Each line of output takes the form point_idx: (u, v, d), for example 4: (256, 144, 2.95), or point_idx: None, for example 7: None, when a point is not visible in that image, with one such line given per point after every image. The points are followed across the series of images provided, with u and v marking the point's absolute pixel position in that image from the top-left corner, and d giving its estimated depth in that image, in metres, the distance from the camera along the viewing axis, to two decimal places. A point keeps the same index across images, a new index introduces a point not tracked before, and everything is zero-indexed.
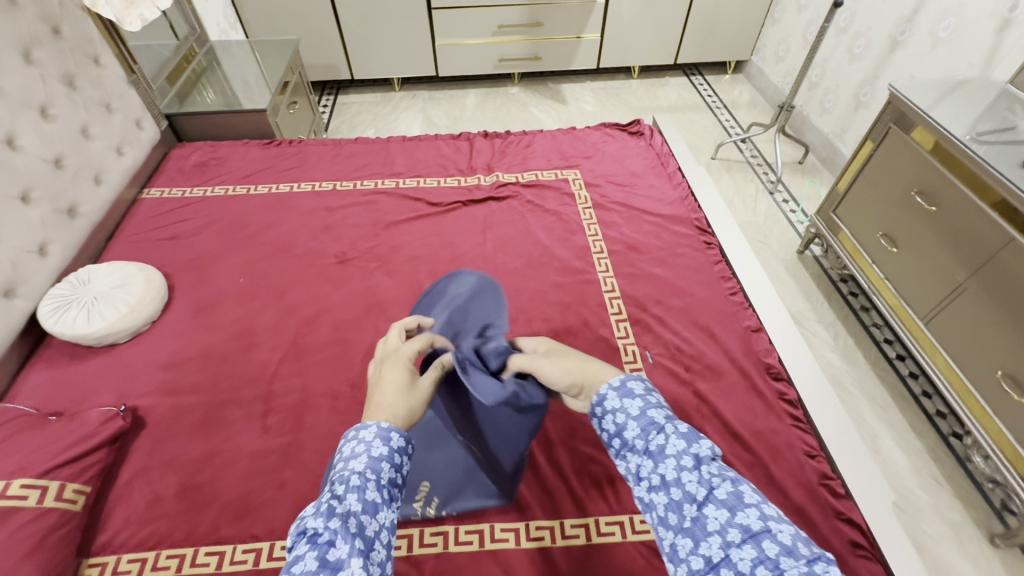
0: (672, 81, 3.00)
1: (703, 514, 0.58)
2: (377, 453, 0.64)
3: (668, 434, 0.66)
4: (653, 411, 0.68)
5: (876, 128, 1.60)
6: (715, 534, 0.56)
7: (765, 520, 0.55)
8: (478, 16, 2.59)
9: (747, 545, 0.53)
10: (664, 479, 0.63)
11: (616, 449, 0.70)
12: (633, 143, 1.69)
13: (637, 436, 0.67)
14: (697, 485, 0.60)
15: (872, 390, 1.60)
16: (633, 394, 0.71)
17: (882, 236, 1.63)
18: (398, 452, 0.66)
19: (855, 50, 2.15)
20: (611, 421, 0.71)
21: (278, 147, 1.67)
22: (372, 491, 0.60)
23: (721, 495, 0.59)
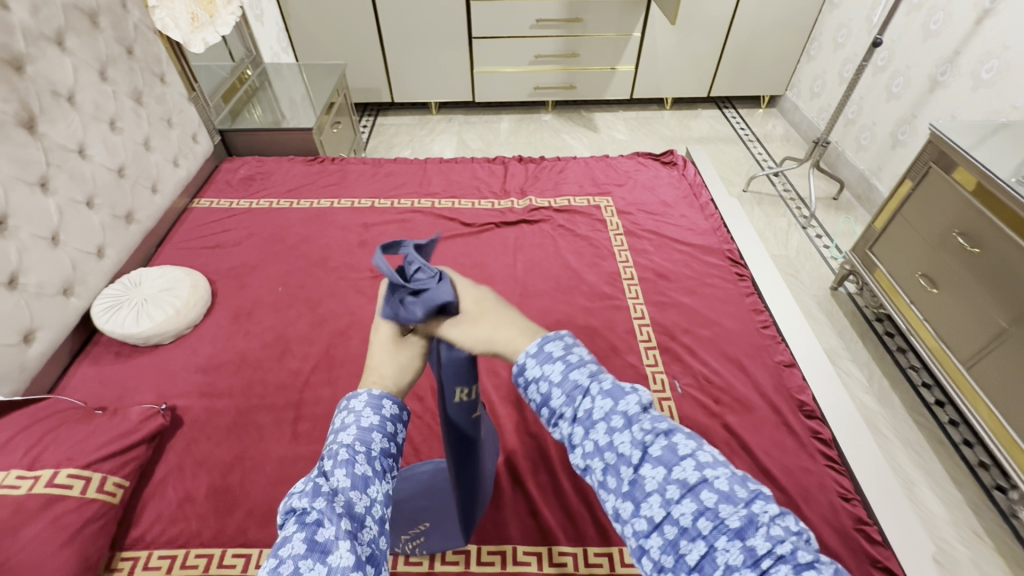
0: (705, 113, 3.02)
1: (641, 476, 0.49)
2: (366, 424, 0.60)
3: (594, 396, 0.54)
4: (576, 373, 0.56)
5: (915, 167, 1.58)
6: (653, 494, 0.48)
7: (701, 470, 0.48)
8: (516, 46, 2.68)
9: (687, 499, 0.47)
10: (596, 446, 0.52)
11: (545, 419, 0.57)
12: (665, 173, 1.71)
13: (563, 405, 0.55)
14: (630, 445, 0.51)
15: (909, 436, 1.54)
16: (553, 358, 0.57)
17: (921, 276, 1.59)
18: (391, 421, 0.62)
19: (893, 89, 2.13)
20: (534, 390, 0.56)
21: (320, 164, 1.74)
22: (361, 465, 0.56)
23: (656, 452, 0.50)
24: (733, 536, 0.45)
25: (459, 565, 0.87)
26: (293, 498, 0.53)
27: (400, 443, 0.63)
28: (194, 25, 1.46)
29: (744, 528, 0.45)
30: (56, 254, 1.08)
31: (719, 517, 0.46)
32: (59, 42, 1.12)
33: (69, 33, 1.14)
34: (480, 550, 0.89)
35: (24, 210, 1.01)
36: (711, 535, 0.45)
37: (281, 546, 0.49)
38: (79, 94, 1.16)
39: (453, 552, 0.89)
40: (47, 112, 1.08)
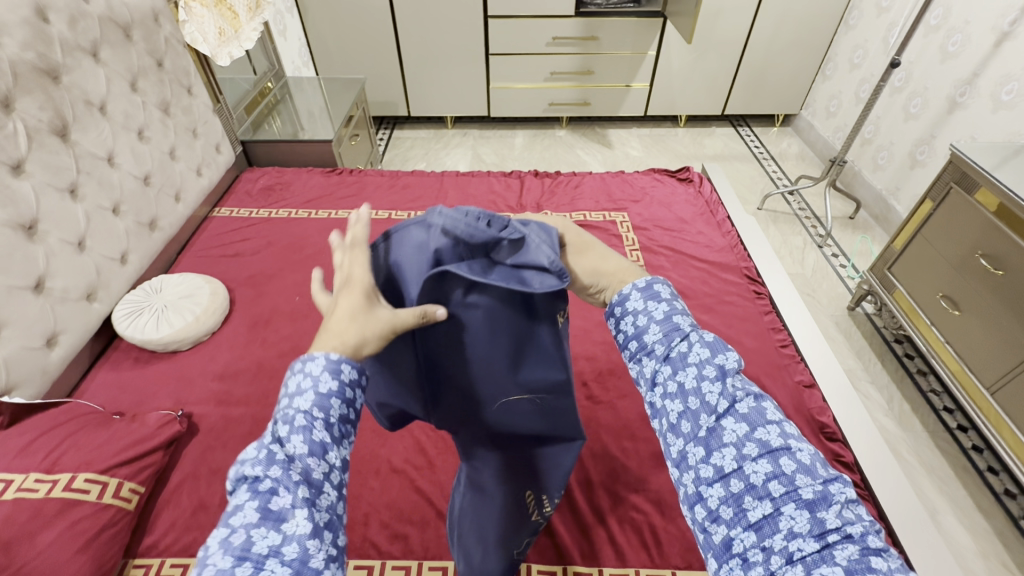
0: (719, 130, 3.03)
1: (721, 426, 0.50)
2: (325, 389, 0.50)
3: (693, 343, 0.55)
4: (678, 317, 0.57)
5: (936, 187, 1.56)
6: (729, 446, 0.49)
7: (786, 438, 0.48)
8: (532, 62, 2.71)
9: (763, 460, 0.47)
10: (681, 387, 0.53)
11: (630, 353, 0.59)
12: (682, 190, 1.71)
13: (658, 342, 0.56)
14: (717, 394, 0.51)
15: (931, 462, 1.50)
16: (659, 298, 0.59)
17: (942, 297, 1.56)
18: (351, 386, 0.52)
19: (910, 109, 2.13)
20: (631, 322, 0.59)
21: (339, 176, 1.77)
22: (319, 432, 0.49)
23: (743, 409, 0.50)
24: (803, 506, 0.45)
25: None
26: (244, 465, 0.48)
27: (363, 405, 0.54)
28: (221, 39, 1.48)
29: (815, 503, 0.45)
30: (82, 260, 1.10)
31: (793, 484, 0.45)
32: (94, 54, 1.16)
33: (104, 45, 1.18)
34: None
35: (53, 215, 1.03)
36: (780, 498, 0.45)
37: (232, 514, 0.45)
38: (110, 104, 1.19)
39: None
40: (79, 121, 1.10)
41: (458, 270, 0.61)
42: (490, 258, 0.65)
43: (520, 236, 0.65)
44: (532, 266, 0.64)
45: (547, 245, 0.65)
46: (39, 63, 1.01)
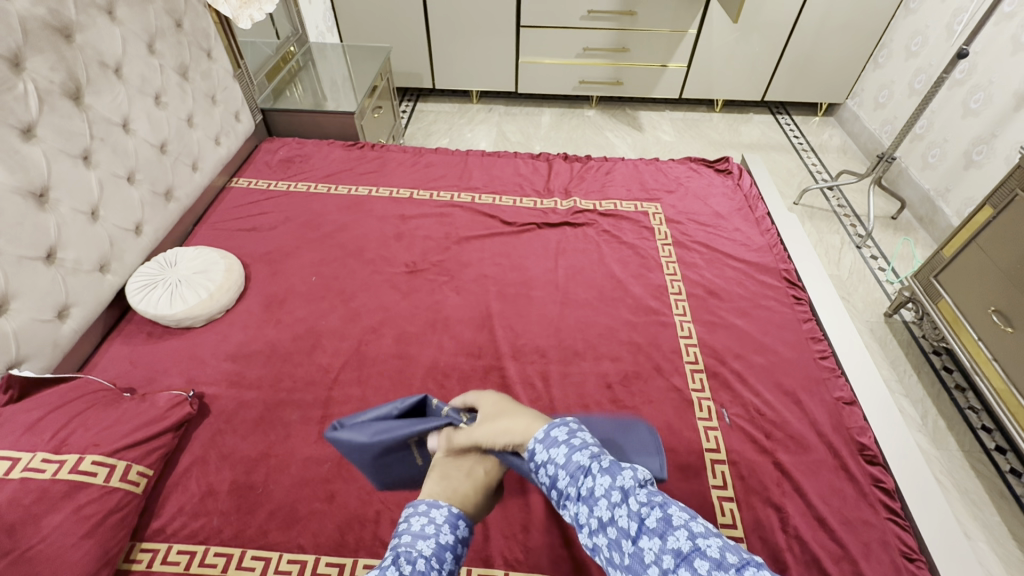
0: (757, 117, 2.88)
1: (639, 548, 0.58)
2: (443, 539, 0.67)
3: (595, 475, 0.66)
4: (578, 455, 0.69)
5: (999, 193, 1.44)
6: (652, 564, 0.57)
7: (693, 540, 0.57)
8: (565, 37, 2.59)
9: (682, 567, 0.56)
10: (600, 521, 0.62)
11: (556, 500, 0.69)
12: (719, 182, 1.61)
13: (569, 484, 0.67)
14: (627, 518, 0.61)
15: (965, 484, 1.43)
16: (556, 442, 0.71)
17: (994, 312, 1.46)
18: (461, 542, 0.69)
19: (971, 105, 1.98)
20: (546, 473, 0.70)
21: (360, 150, 1.70)
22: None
23: (651, 523, 0.59)
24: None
25: None
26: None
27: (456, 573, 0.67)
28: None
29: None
30: (95, 230, 1.06)
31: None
32: (109, 12, 1.10)
33: (120, 3, 1.11)
34: None
35: (65, 183, 0.99)
36: None
37: None
38: (126, 67, 1.14)
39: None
40: (93, 83, 1.05)
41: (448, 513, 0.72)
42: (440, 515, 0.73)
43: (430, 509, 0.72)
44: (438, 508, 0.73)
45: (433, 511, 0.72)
46: (50, 20, 0.95)
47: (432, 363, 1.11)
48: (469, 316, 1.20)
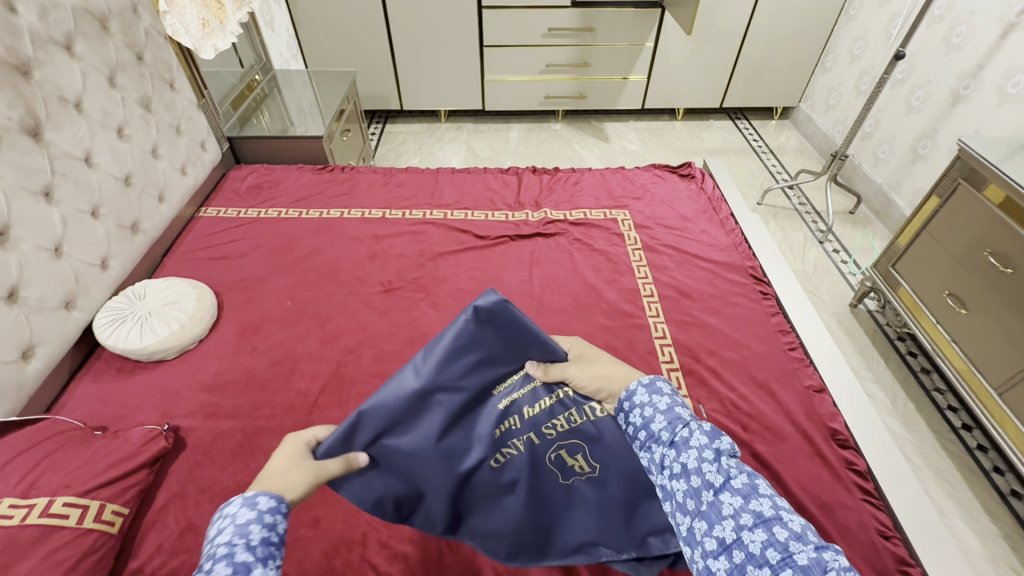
0: (717, 123, 2.99)
1: (719, 500, 0.60)
2: (242, 520, 0.57)
3: (693, 430, 0.67)
4: (679, 409, 0.70)
5: (943, 183, 1.53)
6: (728, 518, 0.58)
7: (776, 510, 0.57)
8: (528, 55, 2.66)
9: (759, 529, 0.56)
10: (685, 467, 0.64)
11: (642, 441, 0.71)
12: (683, 186, 1.66)
13: (664, 429, 0.69)
14: (715, 472, 0.62)
15: (937, 463, 1.48)
16: (660, 392, 0.73)
17: (949, 296, 1.53)
18: (271, 512, 0.59)
19: (912, 102, 2.11)
20: (639, 414, 0.72)
21: (331, 173, 1.71)
22: (243, 552, 0.55)
23: (737, 484, 0.61)
24: (798, 571, 0.51)
25: None
26: None
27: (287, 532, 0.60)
28: (205, 31, 1.42)
29: (810, 568, 0.51)
30: (59, 266, 1.04)
31: (787, 551, 0.53)
32: (68, 48, 1.09)
33: (78, 38, 1.11)
34: None
35: (27, 220, 0.98)
36: (778, 564, 0.53)
37: None
38: (87, 101, 1.13)
39: None
40: (53, 119, 1.04)
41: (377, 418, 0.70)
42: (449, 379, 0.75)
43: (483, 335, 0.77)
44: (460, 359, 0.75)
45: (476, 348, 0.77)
46: (7, 57, 0.94)
47: None
48: None
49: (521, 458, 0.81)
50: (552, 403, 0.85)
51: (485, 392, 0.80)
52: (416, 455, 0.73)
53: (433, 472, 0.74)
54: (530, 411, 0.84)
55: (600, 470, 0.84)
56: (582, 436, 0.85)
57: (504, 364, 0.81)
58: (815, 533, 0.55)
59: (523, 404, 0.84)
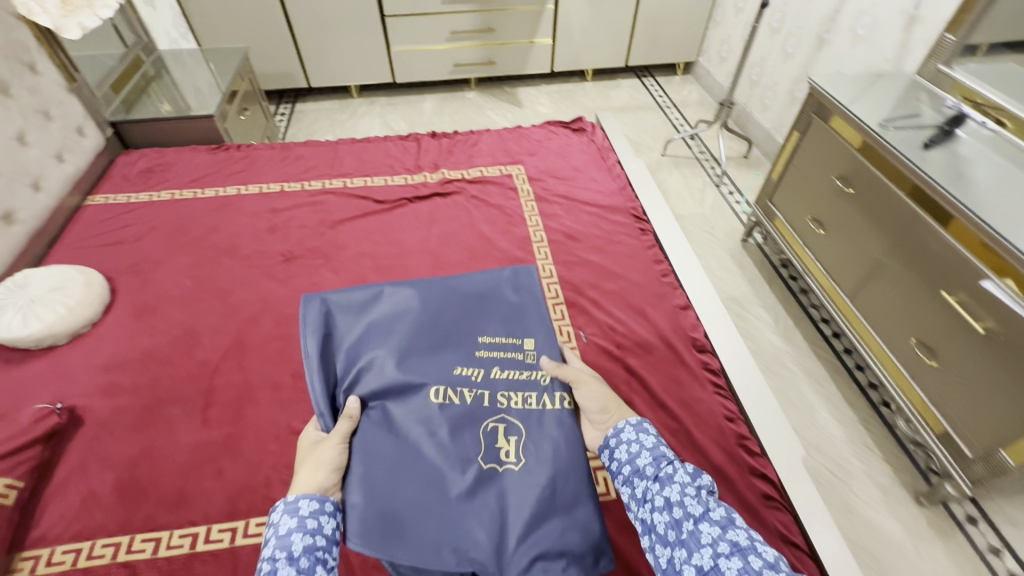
0: (625, 82, 3.10)
1: (698, 529, 0.67)
2: (284, 530, 0.70)
3: (676, 468, 0.77)
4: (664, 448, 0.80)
5: (800, 119, 1.69)
6: (706, 546, 0.65)
7: (752, 541, 0.64)
8: (431, 23, 2.66)
9: (734, 557, 0.62)
10: (668, 500, 0.72)
11: (625, 476, 0.80)
12: (575, 140, 1.76)
13: (648, 464, 0.78)
14: (696, 505, 0.70)
15: (809, 367, 1.69)
16: (647, 432, 0.83)
17: (811, 221, 1.70)
18: (311, 518, 0.73)
19: (787, 49, 2.28)
20: (625, 450, 0.82)
21: (226, 152, 1.69)
22: (285, 567, 0.66)
23: (715, 516, 0.68)
24: None
25: None
26: None
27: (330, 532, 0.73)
28: (65, 8, 1.36)
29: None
30: None
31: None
32: None
33: None
34: None
35: None
36: None
37: None
38: None
39: None
40: None
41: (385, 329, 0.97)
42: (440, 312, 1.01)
43: (495, 286, 1.10)
44: (460, 296, 1.07)
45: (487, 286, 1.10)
46: None
47: None
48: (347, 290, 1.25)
49: (458, 407, 0.89)
50: (522, 379, 0.95)
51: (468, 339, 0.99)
52: (388, 339, 0.96)
53: (383, 371, 0.91)
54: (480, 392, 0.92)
55: (523, 465, 0.84)
56: (525, 422, 0.89)
57: (482, 324, 1.02)
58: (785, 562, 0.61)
59: (493, 366, 0.96)
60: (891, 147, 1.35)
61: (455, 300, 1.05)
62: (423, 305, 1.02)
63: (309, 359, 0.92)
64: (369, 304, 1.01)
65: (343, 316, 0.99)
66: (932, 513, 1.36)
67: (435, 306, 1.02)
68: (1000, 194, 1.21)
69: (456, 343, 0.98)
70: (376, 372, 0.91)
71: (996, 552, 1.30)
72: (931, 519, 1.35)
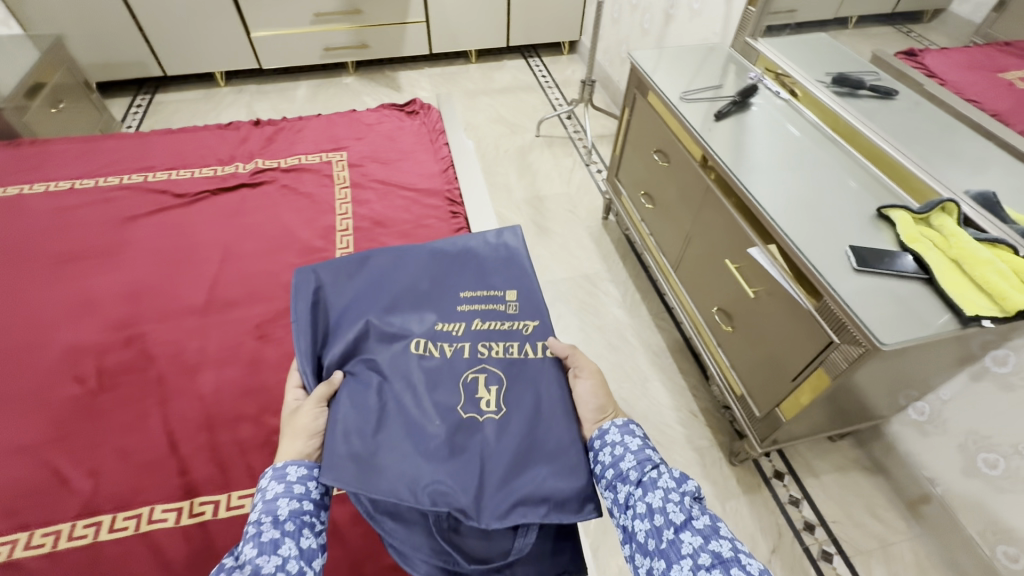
0: (510, 63, 3.06)
1: (680, 538, 0.66)
2: (272, 495, 0.72)
3: (662, 474, 0.75)
4: (649, 451, 0.78)
5: (626, 95, 1.69)
6: (687, 556, 0.64)
7: (735, 551, 0.64)
8: (291, 5, 2.52)
9: (716, 569, 0.62)
10: (650, 507, 0.70)
11: (609, 480, 0.77)
12: (408, 123, 1.71)
13: (632, 468, 0.76)
14: (680, 513, 0.68)
15: (649, 339, 1.73)
16: (633, 434, 0.81)
17: (644, 195, 1.73)
18: (301, 484, 0.74)
19: (645, 25, 2.29)
20: (609, 452, 0.79)
21: (18, 148, 1.54)
22: (269, 530, 0.67)
23: (698, 524, 0.67)
24: None
25: (88, 538, 0.83)
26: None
27: (319, 497, 0.75)
28: None
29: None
30: None
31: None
32: None
33: None
34: (115, 518, 0.85)
35: None
36: None
37: None
38: None
39: (83, 526, 0.84)
40: None
41: (370, 290, 0.97)
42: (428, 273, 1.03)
43: (480, 243, 1.09)
44: (447, 255, 1.07)
45: (477, 245, 1.09)
46: None
47: (69, 344, 1.07)
48: (119, 291, 1.17)
49: (438, 360, 0.90)
50: (504, 331, 0.96)
51: (453, 295, 0.99)
52: (374, 298, 0.97)
53: (363, 326, 0.92)
54: (463, 344, 0.93)
55: (505, 415, 0.84)
56: (505, 372, 0.90)
57: (471, 283, 1.02)
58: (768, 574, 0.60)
59: (473, 320, 0.96)
60: (684, 121, 1.37)
61: (444, 260, 1.05)
62: (414, 267, 1.03)
63: (297, 317, 0.91)
64: (358, 267, 1.00)
65: (333, 280, 0.98)
66: (742, 471, 1.43)
67: (421, 266, 1.03)
68: (770, 163, 1.25)
69: (440, 303, 0.98)
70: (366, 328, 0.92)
71: (796, 503, 1.37)
72: (740, 477, 1.41)
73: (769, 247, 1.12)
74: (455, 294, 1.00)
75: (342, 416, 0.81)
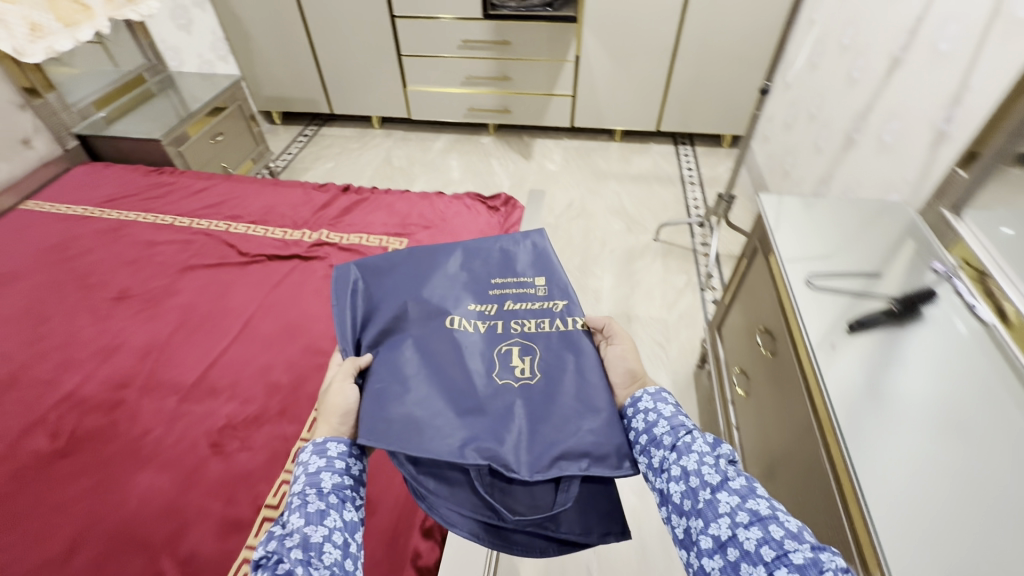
0: (656, 148, 2.77)
1: (715, 498, 0.60)
2: (313, 467, 0.66)
3: (695, 437, 0.68)
4: (683, 416, 0.71)
5: (747, 244, 1.31)
6: (724, 516, 0.58)
7: (773, 510, 0.58)
8: (446, 66, 2.61)
9: (754, 527, 0.56)
10: (685, 470, 0.64)
11: (641, 446, 0.71)
12: (484, 219, 1.56)
13: (665, 433, 0.69)
14: (715, 475, 0.63)
15: None
16: (665, 401, 0.74)
17: (739, 373, 1.32)
18: (341, 457, 0.69)
19: (820, 142, 1.84)
20: (642, 419, 0.73)
21: (160, 176, 1.77)
22: (314, 503, 0.62)
23: (735, 484, 0.61)
24: (794, 570, 0.52)
25: None
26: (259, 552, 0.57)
27: (357, 473, 0.70)
28: (34, 35, 1.57)
29: (806, 567, 0.52)
30: None
31: (783, 548, 0.54)
32: None
33: None
34: None
35: None
36: (772, 563, 0.53)
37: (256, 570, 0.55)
38: None
39: None
40: None
41: (402, 272, 0.93)
42: (460, 257, 0.96)
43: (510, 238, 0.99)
44: (476, 243, 0.99)
45: (506, 244, 0.98)
46: None
47: (71, 392, 1.11)
48: (137, 345, 1.20)
49: (473, 334, 0.85)
50: (535, 310, 0.90)
51: (484, 279, 0.93)
52: (408, 285, 0.90)
53: (398, 305, 0.88)
54: (499, 322, 0.88)
55: (540, 380, 0.80)
56: (538, 344, 0.85)
57: (502, 264, 0.96)
58: (810, 533, 0.55)
59: (507, 299, 0.91)
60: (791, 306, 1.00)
61: (474, 245, 0.98)
62: (445, 253, 0.96)
63: (337, 304, 0.87)
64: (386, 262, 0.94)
65: (369, 271, 0.92)
66: None
67: (450, 253, 0.96)
68: (903, 428, 0.82)
69: (475, 288, 0.92)
70: (395, 309, 0.87)
71: None
72: None
73: (850, 566, 0.70)
74: (486, 276, 0.94)
75: (381, 381, 0.77)
